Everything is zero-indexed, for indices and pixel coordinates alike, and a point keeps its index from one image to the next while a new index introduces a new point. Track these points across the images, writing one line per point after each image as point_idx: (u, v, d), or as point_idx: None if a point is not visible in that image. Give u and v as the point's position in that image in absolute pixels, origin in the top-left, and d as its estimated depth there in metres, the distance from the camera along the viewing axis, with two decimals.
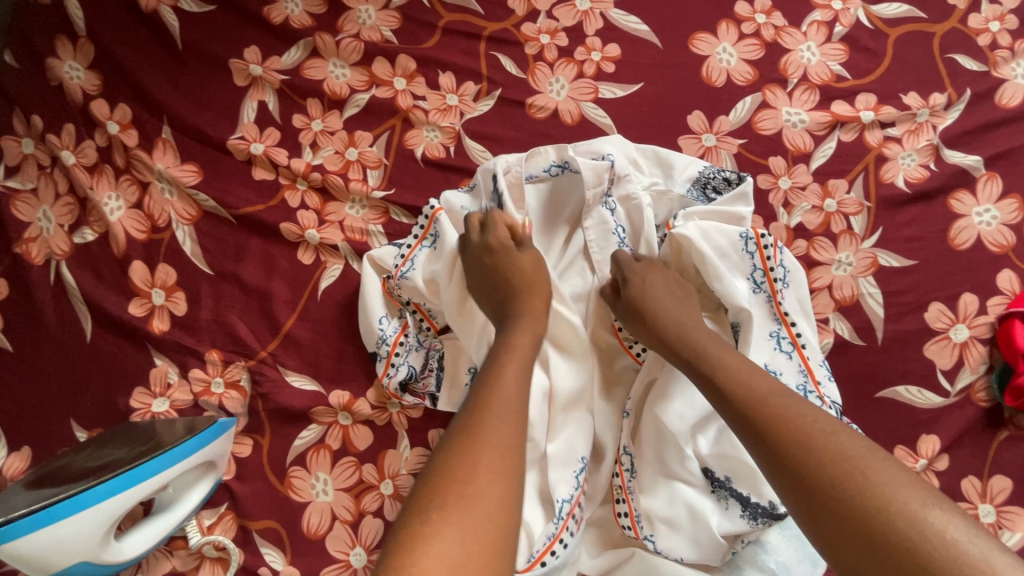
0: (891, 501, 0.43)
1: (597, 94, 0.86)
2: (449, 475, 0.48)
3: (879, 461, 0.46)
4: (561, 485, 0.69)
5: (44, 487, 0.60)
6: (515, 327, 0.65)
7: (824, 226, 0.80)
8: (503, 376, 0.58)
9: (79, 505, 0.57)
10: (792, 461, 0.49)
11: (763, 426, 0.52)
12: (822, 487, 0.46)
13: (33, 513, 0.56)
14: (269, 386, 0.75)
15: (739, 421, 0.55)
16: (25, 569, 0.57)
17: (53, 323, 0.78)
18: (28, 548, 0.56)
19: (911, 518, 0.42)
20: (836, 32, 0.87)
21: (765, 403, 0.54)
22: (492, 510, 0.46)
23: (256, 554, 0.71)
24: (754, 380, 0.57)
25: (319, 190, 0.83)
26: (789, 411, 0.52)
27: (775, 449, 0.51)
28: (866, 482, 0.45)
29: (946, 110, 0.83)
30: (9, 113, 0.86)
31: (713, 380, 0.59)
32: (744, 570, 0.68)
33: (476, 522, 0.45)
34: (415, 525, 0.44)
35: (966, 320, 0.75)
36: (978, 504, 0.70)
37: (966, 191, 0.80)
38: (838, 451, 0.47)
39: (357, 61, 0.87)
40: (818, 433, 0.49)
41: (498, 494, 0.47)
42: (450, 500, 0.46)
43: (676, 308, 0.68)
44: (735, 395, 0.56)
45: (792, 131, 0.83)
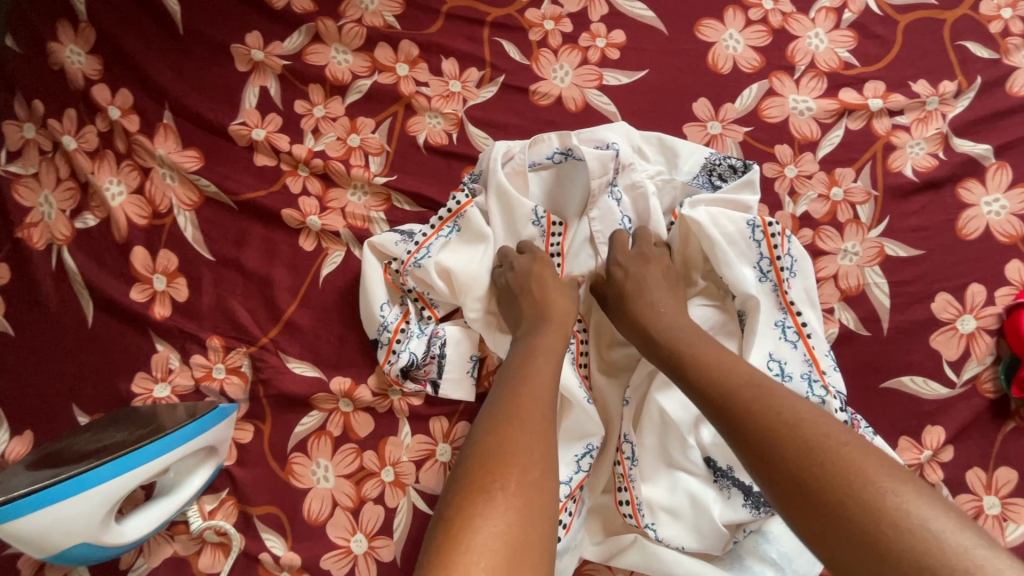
0: (856, 488, 0.42)
1: (602, 81, 0.85)
2: (495, 456, 0.49)
3: (846, 447, 0.45)
4: (563, 468, 0.69)
5: (45, 468, 0.60)
6: (546, 330, 0.66)
7: (830, 215, 0.79)
8: (537, 370, 0.60)
9: (80, 486, 0.57)
10: (763, 451, 0.49)
11: (736, 416, 0.52)
12: (794, 476, 0.46)
13: (33, 493, 0.56)
14: (270, 372, 0.75)
15: (714, 412, 0.54)
16: (28, 548, 0.58)
17: (54, 308, 0.78)
18: (30, 527, 0.56)
19: (875, 504, 0.41)
20: (845, 19, 0.86)
21: (739, 393, 0.53)
22: (539, 492, 0.47)
23: (257, 539, 0.71)
24: (728, 369, 0.56)
25: (321, 176, 0.83)
26: (757, 400, 0.52)
27: (749, 439, 0.50)
28: (835, 468, 0.44)
29: (956, 99, 0.82)
30: (10, 97, 0.85)
31: (688, 372, 0.58)
32: (746, 559, 0.67)
33: (529, 503, 0.46)
34: (474, 500, 0.46)
35: (974, 311, 0.74)
36: (982, 496, 0.70)
37: (975, 181, 0.78)
38: (805, 438, 0.47)
39: (360, 46, 0.87)
40: (784, 421, 0.49)
41: (546, 479, 0.49)
42: (506, 480, 0.47)
43: (666, 302, 0.68)
44: (710, 386, 0.56)
45: (799, 119, 0.82)
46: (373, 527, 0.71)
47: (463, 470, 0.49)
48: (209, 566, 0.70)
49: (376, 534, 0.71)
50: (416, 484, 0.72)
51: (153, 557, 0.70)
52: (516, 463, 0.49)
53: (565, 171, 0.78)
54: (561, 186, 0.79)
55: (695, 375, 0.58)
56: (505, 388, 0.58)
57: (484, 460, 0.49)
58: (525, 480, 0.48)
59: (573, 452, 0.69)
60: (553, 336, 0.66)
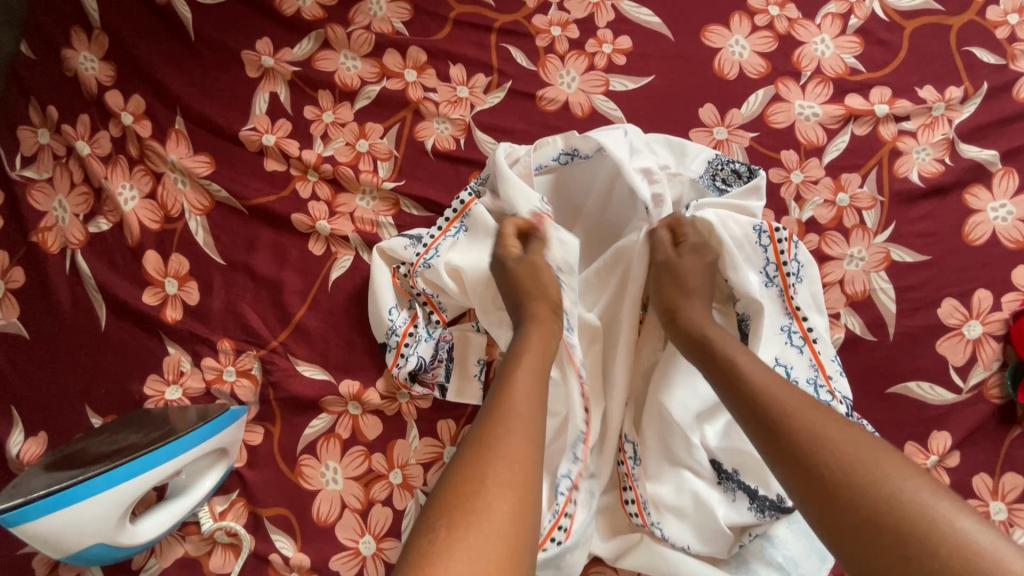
0: (897, 490, 0.45)
1: (608, 87, 0.86)
2: (466, 482, 0.48)
3: (884, 452, 0.48)
4: (561, 460, 0.69)
5: (63, 469, 0.62)
6: (531, 332, 0.65)
7: (836, 220, 0.79)
8: (519, 384, 0.58)
9: (97, 487, 0.58)
10: (800, 451, 0.50)
11: (771, 416, 0.54)
12: (833, 477, 0.47)
13: (52, 494, 0.57)
14: (280, 374, 0.76)
15: (748, 410, 0.56)
16: (45, 548, 0.59)
17: (68, 311, 0.79)
18: (48, 527, 0.57)
19: (916, 505, 0.43)
20: (851, 25, 0.86)
21: (777, 394, 0.55)
22: (509, 519, 0.47)
23: (267, 540, 0.71)
24: (759, 371, 0.58)
25: (330, 181, 0.83)
26: (796, 403, 0.54)
27: (785, 439, 0.52)
28: (876, 471, 0.46)
29: (962, 104, 0.82)
30: (26, 103, 0.87)
31: (724, 370, 0.60)
32: (752, 563, 0.67)
33: (492, 531, 0.45)
34: (443, 529, 0.45)
35: (980, 316, 0.74)
36: (989, 501, 0.70)
37: (981, 186, 0.79)
38: (849, 441, 0.49)
39: (369, 53, 0.88)
40: (828, 422, 0.51)
41: (516, 505, 0.48)
42: (469, 510, 0.46)
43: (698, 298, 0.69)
44: (747, 384, 0.57)
45: (805, 124, 0.83)
46: (382, 529, 0.71)
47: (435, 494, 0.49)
48: (219, 566, 0.71)
49: (385, 536, 0.71)
50: (423, 487, 0.73)
51: (165, 557, 0.71)
52: (485, 490, 0.48)
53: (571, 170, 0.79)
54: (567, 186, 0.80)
55: (733, 371, 0.59)
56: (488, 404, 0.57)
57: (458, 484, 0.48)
58: (491, 490, 0.48)
59: (569, 445, 0.69)
60: (538, 336, 0.65)
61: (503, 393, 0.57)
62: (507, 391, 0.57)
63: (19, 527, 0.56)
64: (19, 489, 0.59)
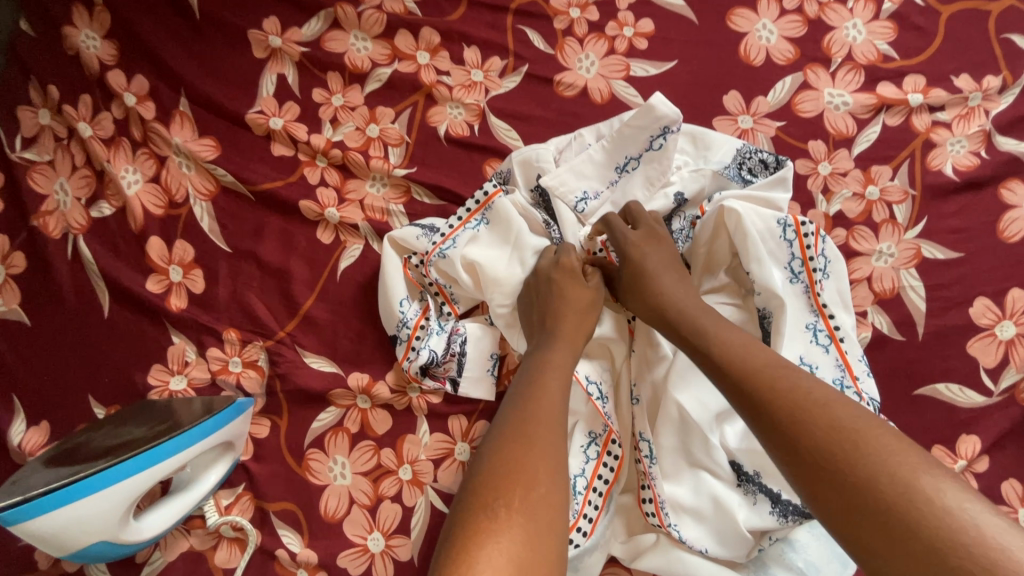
0: (885, 470, 0.42)
1: (629, 72, 0.83)
2: (504, 478, 0.48)
3: (873, 429, 0.45)
4: (572, 460, 0.67)
5: (63, 465, 0.59)
6: (557, 345, 0.64)
7: (864, 214, 0.76)
8: (549, 388, 0.58)
9: (100, 483, 0.56)
10: (783, 432, 0.48)
11: (758, 398, 0.50)
12: (817, 454, 0.45)
13: (52, 491, 0.55)
14: (287, 366, 0.74)
15: (730, 387, 0.53)
16: (46, 546, 0.57)
17: (71, 298, 0.77)
18: (48, 525, 0.55)
19: (903, 486, 0.41)
20: (884, 9, 0.82)
21: (762, 373, 0.52)
22: (553, 521, 0.46)
23: (274, 535, 0.70)
24: (746, 353, 0.54)
25: (340, 167, 0.81)
26: (786, 384, 0.50)
27: (773, 422, 0.49)
28: (860, 447, 0.44)
29: (1000, 94, 0.79)
30: (25, 82, 0.84)
31: (710, 356, 0.56)
32: (771, 567, 0.65)
33: (537, 529, 0.45)
34: (483, 521, 0.45)
35: (1014, 317, 0.71)
36: (1019, 508, 0.67)
37: (1018, 181, 0.75)
38: (832, 418, 0.46)
39: (379, 34, 0.84)
40: (813, 403, 0.48)
41: (557, 504, 0.47)
42: (510, 504, 0.46)
43: (681, 288, 0.66)
44: (732, 368, 0.54)
45: (834, 114, 0.79)
46: (391, 526, 0.70)
47: (467, 492, 0.48)
48: (225, 561, 0.70)
49: (394, 533, 0.70)
50: (433, 483, 0.71)
51: (170, 551, 0.69)
52: (522, 484, 0.47)
53: (613, 147, 0.74)
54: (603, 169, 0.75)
55: (717, 354, 0.56)
56: (511, 406, 0.56)
57: (492, 480, 0.48)
58: (530, 499, 0.47)
59: (577, 442, 0.68)
60: (564, 351, 0.64)
61: (526, 399, 0.56)
62: (533, 398, 0.56)
63: (17, 525, 0.54)
64: (17, 486, 0.57)
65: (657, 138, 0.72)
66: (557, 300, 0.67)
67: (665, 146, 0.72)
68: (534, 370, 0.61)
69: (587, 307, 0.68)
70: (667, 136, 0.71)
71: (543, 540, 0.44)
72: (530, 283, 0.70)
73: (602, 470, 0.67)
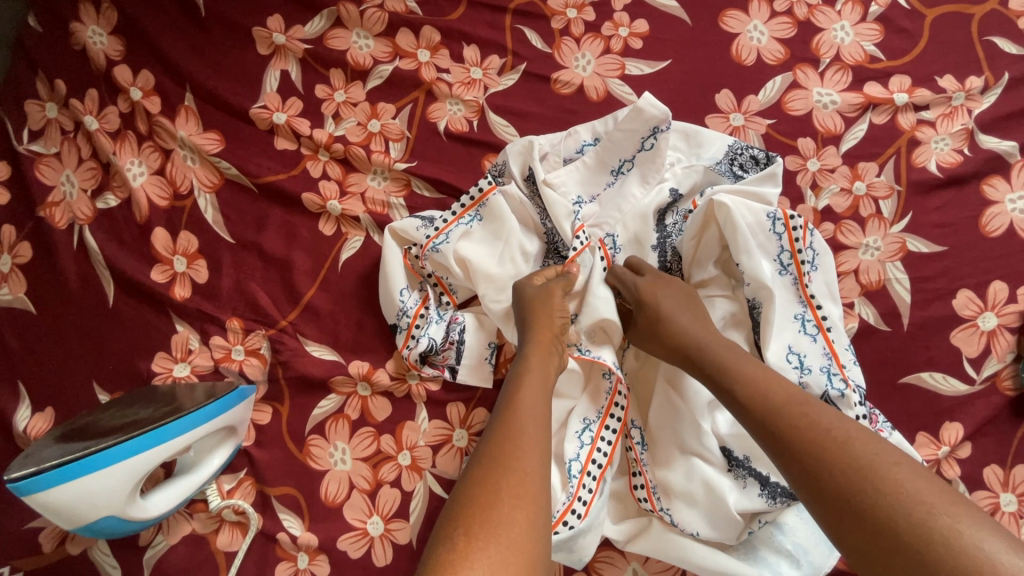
0: (903, 509, 0.43)
1: (624, 71, 0.85)
2: (478, 500, 0.47)
3: (896, 469, 0.46)
4: (568, 445, 0.69)
5: (74, 441, 0.60)
6: (532, 355, 0.63)
7: (852, 209, 0.78)
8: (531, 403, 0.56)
9: (109, 460, 0.58)
10: (806, 466, 0.50)
11: (783, 432, 0.52)
12: (841, 494, 0.46)
13: (65, 464, 0.56)
14: (289, 354, 0.76)
15: (753, 421, 0.55)
16: (55, 520, 0.58)
17: (76, 287, 0.78)
18: (60, 497, 0.56)
19: (922, 526, 0.42)
20: (871, 12, 0.85)
21: (785, 409, 0.54)
22: (517, 540, 0.45)
23: (275, 519, 0.71)
24: (769, 388, 0.56)
25: (341, 161, 0.83)
26: (805, 419, 0.52)
27: (796, 455, 0.51)
28: (880, 488, 0.45)
29: (982, 94, 0.81)
30: (33, 77, 0.86)
31: (733, 388, 0.58)
32: (760, 550, 0.67)
33: (502, 554, 0.43)
34: (447, 550, 0.43)
35: (995, 308, 0.74)
36: (999, 493, 0.69)
37: (1000, 177, 0.78)
38: (856, 458, 0.47)
39: (381, 32, 0.87)
40: (834, 440, 0.49)
41: (525, 524, 0.46)
42: (475, 531, 0.45)
43: (688, 314, 0.67)
44: (755, 400, 0.56)
45: (823, 112, 0.82)
46: (390, 510, 0.71)
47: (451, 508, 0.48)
48: (227, 544, 0.71)
49: (392, 517, 0.71)
50: (432, 469, 0.72)
51: (172, 534, 0.71)
52: (494, 508, 0.46)
53: (605, 152, 0.76)
54: (598, 175, 0.77)
55: (741, 386, 0.58)
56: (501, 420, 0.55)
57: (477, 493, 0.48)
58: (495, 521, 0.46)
59: (573, 428, 0.69)
60: (537, 358, 0.63)
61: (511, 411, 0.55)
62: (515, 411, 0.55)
63: (30, 497, 0.55)
64: (29, 460, 0.58)
65: (648, 138, 0.74)
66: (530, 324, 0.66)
67: (659, 142, 0.73)
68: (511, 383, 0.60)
69: (545, 301, 0.67)
70: (657, 135, 0.73)
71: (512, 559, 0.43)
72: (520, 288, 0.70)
73: (597, 455, 0.68)
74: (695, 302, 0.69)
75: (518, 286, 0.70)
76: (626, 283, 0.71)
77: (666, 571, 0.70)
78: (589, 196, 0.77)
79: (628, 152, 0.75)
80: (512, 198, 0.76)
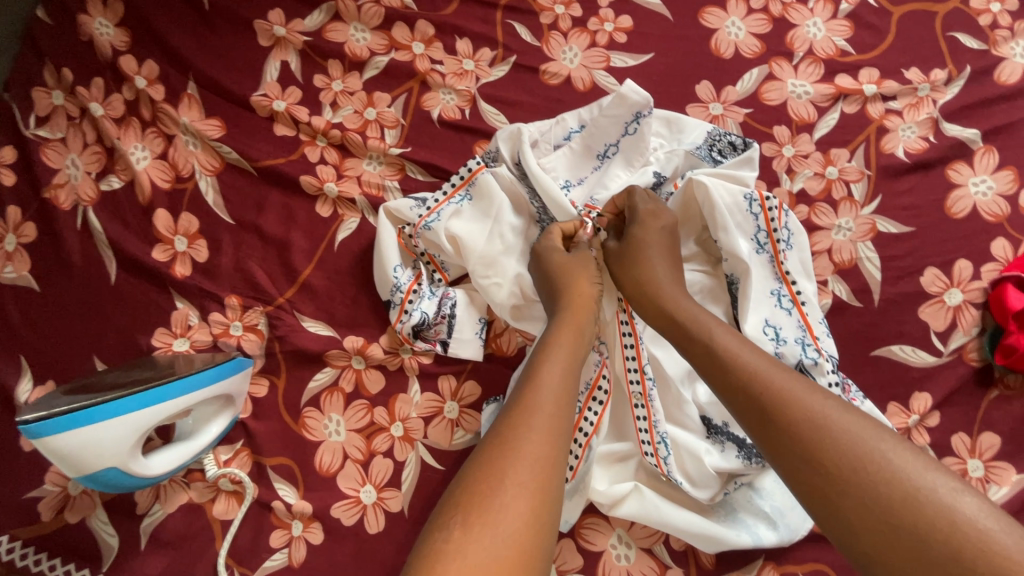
0: (898, 481, 0.44)
1: (609, 63, 0.89)
2: (474, 488, 0.47)
3: (888, 446, 0.47)
4: None
5: (82, 393, 0.63)
6: (564, 325, 0.64)
7: (825, 192, 0.82)
8: (538, 384, 0.56)
9: (116, 410, 0.60)
10: (788, 436, 0.50)
11: (766, 402, 0.53)
12: (838, 468, 0.47)
13: (75, 410, 0.58)
14: (286, 329, 0.78)
15: (739, 394, 0.55)
16: (61, 466, 0.60)
17: (79, 265, 0.81)
18: (67, 443, 0.58)
19: (916, 501, 0.43)
20: (841, 10, 0.90)
21: (773, 381, 0.54)
22: (516, 527, 0.45)
23: (270, 488, 0.73)
24: (747, 355, 0.57)
25: (338, 147, 0.86)
26: (795, 389, 0.53)
27: (784, 424, 0.51)
28: (875, 463, 0.46)
29: (946, 86, 0.86)
30: (41, 66, 0.89)
31: (713, 359, 0.59)
32: (739, 513, 0.70)
33: (497, 545, 0.44)
34: (440, 542, 0.44)
35: (961, 285, 0.78)
36: (967, 459, 0.73)
37: (963, 163, 0.82)
38: (848, 434, 0.48)
39: (378, 25, 0.91)
40: (823, 417, 0.50)
41: (522, 513, 0.46)
42: (473, 518, 0.45)
43: (671, 282, 0.70)
44: (741, 370, 0.56)
45: (797, 102, 0.86)
46: (383, 479, 0.73)
47: (446, 500, 0.48)
48: (222, 513, 0.73)
49: (385, 486, 0.73)
50: (424, 439, 0.75)
51: (170, 503, 0.73)
52: (492, 492, 0.47)
53: (591, 138, 0.80)
54: (584, 160, 0.81)
55: (722, 357, 0.58)
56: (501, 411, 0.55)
57: (472, 486, 0.48)
58: (490, 511, 0.46)
59: None
60: (568, 321, 0.65)
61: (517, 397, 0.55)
62: (518, 396, 0.55)
63: (39, 440, 0.58)
64: (40, 406, 0.60)
65: (631, 123, 0.78)
66: (556, 285, 0.70)
67: (642, 126, 0.77)
68: (538, 352, 0.61)
69: (577, 268, 0.71)
70: (639, 120, 0.77)
71: (508, 547, 0.44)
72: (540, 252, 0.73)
73: (584, 423, 0.71)
74: (677, 268, 0.72)
75: (536, 250, 0.74)
76: (636, 201, 0.75)
77: (650, 537, 0.72)
78: (577, 179, 0.81)
79: (613, 135, 0.79)
80: (504, 180, 0.79)
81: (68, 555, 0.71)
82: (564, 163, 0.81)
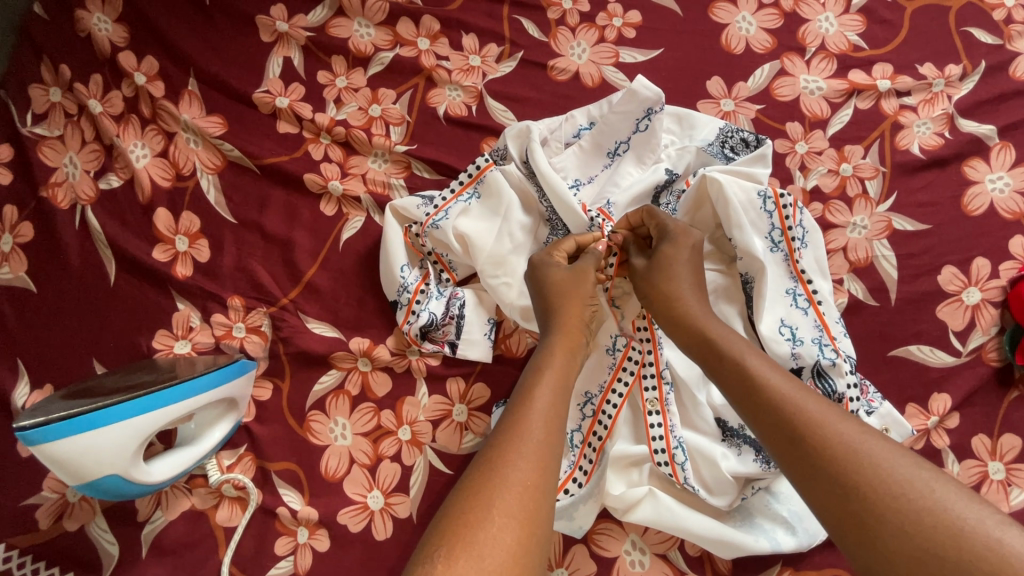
0: (938, 512, 0.43)
1: (618, 58, 0.88)
2: (458, 518, 0.45)
3: (924, 476, 0.45)
4: (570, 417, 0.72)
5: (81, 398, 0.61)
6: (557, 343, 0.62)
7: (839, 189, 0.81)
8: (528, 408, 0.54)
9: (116, 416, 0.58)
10: (823, 458, 0.49)
11: (798, 425, 0.52)
12: (875, 498, 0.45)
13: (73, 416, 0.56)
14: (290, 331, 0.76)
15: (769, 417, 0.54)
16: (60, 474, 0.58)
17: (77, 266, 0.79)
18: (65, 451, 0.56)
19: (958, 532, 0.41)
20: (854, 4, 0.89)
21: (803, 405, 0.53)
22: (501, 560, 0.43)
23: (275, 494, 0.71)
24: (776, 376, 0.56)
25: (343, 144, 0.84)
26: (825, 414, 0.51)
27: (817, 449, 0.49)
28: (912, 494, 0.44)
29: (961, 81, 0.85)
30: (37, 62, 0.87)
31: (740, 381, 0.57)
32: (756, 518, 0.68)
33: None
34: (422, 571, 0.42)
35: (978, 283, 0.76)
36: (988, 461, 0.71)
37: (979, 159, 0.81)
38: (880, 464, 0.47)
39: (382, 21, 0.89)
40: (855, 445, 0.48)
41: (507, 546, 0.44)
42: (458, 549, 0.43)
43: (694, 295, 0.67)
44: (770, 393, 0.55)
45: (809, 98, 0.85)
46: (390, 485, 0.72)
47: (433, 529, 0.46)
48: (226, 520, 0.71)
49: (393, 491, 0.71)
50: (432, 443, 0.73)
51: (171, 510, 0.71)
52: (481, 524, 0.44)
53: (601, 135, 0.78)
54: (594, 158, 0.79)
55: (751, 377, 0.57)
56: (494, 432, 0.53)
57: (459, 515, 0.45)
58: (475, 543, 0.43)
59: (576, 401, 0.72)
60: (561, 344, 0.63)
61: (509, 420, 0.53)
62: (511, 419, 0.53)
63: (37, 447, 0.56)
64: (37, 412, 0.58)
65: (642, 120, 0.76)
66: (563, 303, 0.66)
67: (654, 123, 0.76)
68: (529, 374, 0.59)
69: (578, 287, 0.67)
70: (651, 116, 0.76)
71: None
72: (539, 269, 0.69)
73: (597, 427, 0.70)
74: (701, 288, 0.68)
75: (532, 263, 0.71)
76: (660, 216, 0.71)
77: (664, 542, 0.70)
78: (586, 178, 0.80)
79: (623, 132, 0.78)
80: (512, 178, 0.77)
81: (66, 564, 0.69)
82: (573, 161, 0.79)
